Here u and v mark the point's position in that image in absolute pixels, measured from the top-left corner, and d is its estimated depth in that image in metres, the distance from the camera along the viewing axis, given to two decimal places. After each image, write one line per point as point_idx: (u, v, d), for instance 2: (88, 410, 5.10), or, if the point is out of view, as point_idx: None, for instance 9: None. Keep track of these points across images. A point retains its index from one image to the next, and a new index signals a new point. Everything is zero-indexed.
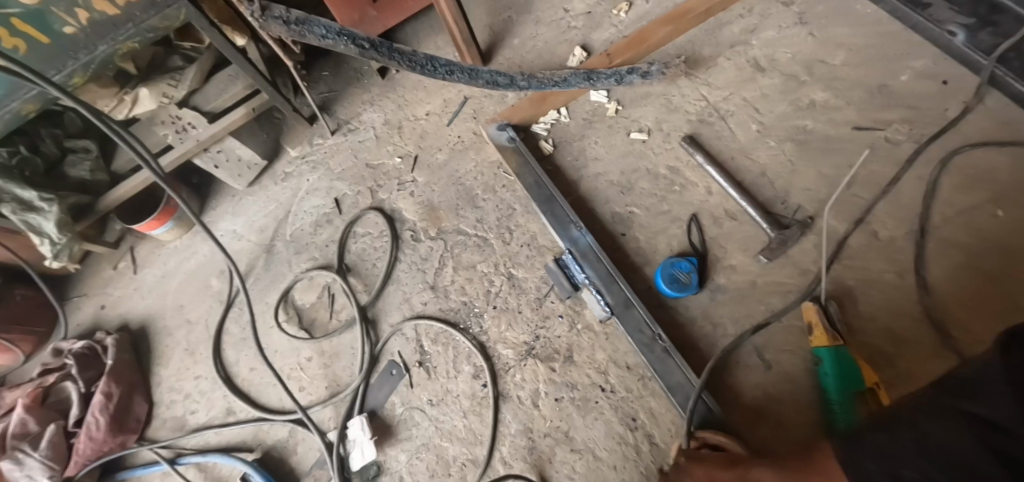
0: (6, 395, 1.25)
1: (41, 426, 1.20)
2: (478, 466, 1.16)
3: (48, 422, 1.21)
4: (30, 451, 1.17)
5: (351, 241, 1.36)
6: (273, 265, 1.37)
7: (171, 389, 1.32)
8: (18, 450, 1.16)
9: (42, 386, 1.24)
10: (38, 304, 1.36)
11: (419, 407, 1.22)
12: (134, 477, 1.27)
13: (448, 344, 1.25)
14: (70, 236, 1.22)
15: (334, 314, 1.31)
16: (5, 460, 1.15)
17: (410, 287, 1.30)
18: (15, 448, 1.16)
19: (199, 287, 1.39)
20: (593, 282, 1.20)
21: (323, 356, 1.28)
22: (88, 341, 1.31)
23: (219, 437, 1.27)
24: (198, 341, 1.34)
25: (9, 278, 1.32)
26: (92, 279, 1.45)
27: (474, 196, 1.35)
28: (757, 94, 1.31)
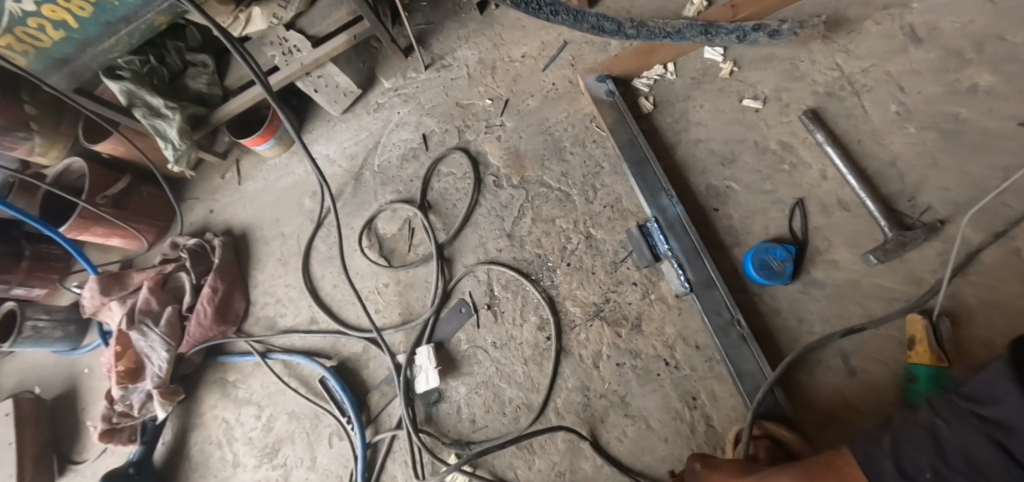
0: (133, 275, 1.44)
1: (161, 306, 1.39)
2: (532, 411, 1.21)
3: (166, 304, 1.40)
4: (153, 326, 1.36)
5: (435, 179, 1.38)
6: (360, 191, 1.43)
7: (265, 292, 1.45)
8: (143, 324, 1.36)
9: (161, 272, 1.44)
10: (160, 202, 1.53)
11: (483, 347, 1.27)
12: (232, 362, 1.45)
13: (518, 293, 1.28)
14: (189, 144, 1.34)
15: (412, 247, 1.36)
16: (134, 331, 1.35)
17: (488, 232, 1.32)
18: (141, 322, 1.36)
19: (295, 203, 1.48)
20: (676, 255, 1.15)
21: (398, 285, 1.35)
22: (199, 239, 1.48)
23: (303, 341, 1.40)
24: (290, 253, 1.45)
25: (137, 175, 1.49)
26: (203, 183, 1.59)
27: (562, 148, 1.31)
28: (905, 70, 1.14)
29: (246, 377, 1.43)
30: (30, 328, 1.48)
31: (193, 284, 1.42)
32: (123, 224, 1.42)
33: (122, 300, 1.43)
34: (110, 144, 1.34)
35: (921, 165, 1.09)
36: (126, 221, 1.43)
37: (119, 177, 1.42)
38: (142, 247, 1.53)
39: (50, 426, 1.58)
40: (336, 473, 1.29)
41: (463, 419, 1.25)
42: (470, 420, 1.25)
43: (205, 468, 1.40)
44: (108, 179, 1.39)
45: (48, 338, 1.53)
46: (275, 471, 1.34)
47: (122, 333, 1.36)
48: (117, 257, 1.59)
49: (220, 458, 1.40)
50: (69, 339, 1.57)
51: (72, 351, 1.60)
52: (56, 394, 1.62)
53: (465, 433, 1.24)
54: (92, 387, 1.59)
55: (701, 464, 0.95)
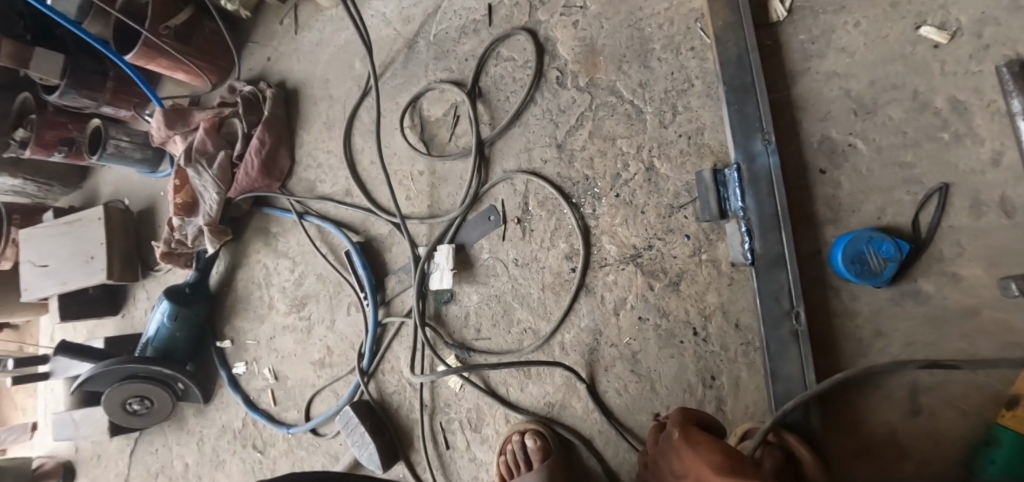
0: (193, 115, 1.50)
1: (215, 151, 1.45)
2: (537, 338, 1.15)
3: (220, 149, 1.45)
4: (206, 168, 1.43)
5: (492, 61, 1.23)
6: (411, 62, 1.34)
7: (308, 154, 1.45)
8: (198, 164, 1.43)
9: (218, 116, 1.47)
10: (220, 43, 1.51)
11: (504, 261, 1.19)
12: (275, 217, 1.53)
13: (553, 214, 1.14)
14: None
15: (454, 137, 1.28)
16: (190, 169, 1.43)
17: (536, 138, 1.17)
18: (197, 162, 1.44)
19: (345, 66, 1.42)
20: (749, 219, 0.91)
21: (432, 176, 1.30)
22: (254, 88, 1.48)
23: (337, 211, 1.42)
24: (336, 119, 1.42)
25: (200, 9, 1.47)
26: (265, 27, 1.53)
27: (648, 52, 1.06)
28: None
29: (285, 231, 1.54)
30: (111, 147, 1.63)
31: (244, 133, 1.45)
32: (185, 60, 1.44)
33: (184, 137, 1.50)
34: None
35: None
36: (185, 57, 1.44)
37: (180, 9, 1.41)
38: (206, 86, 1.57)
39: (135, 232, 1.82)
40: (351, 339, 1.42)
41: (469, 325, 1.23)
42: (475, 328, 1.23)
43: (248, 303, 1.59)
44: (171, 10, 1.39)
45: (129, 157, 1.69)
46: (300, 321, 1.49)
47: (180, 168, 1.47)
48: (188, 92, 1.65)
49: (260, 298, 1.57)
50: (148, 161, 1.73)
51: (152, 173, 1.78)
52: (143, 207, 1.85)
53: (469, 338, 1.23)
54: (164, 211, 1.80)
55: (679, 435, 0.79)
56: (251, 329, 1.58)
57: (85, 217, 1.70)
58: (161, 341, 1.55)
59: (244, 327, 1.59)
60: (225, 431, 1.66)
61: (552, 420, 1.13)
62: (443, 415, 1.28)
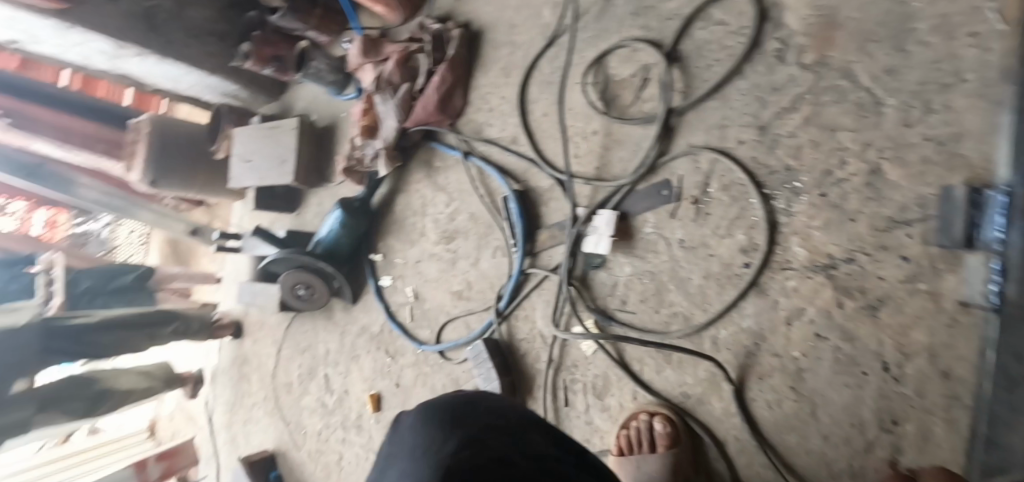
0: (387, 48, 1.70)
1: (400, 82, 1.63)
2: (688, 327, 1.08)
3: (405, 81, 1.63)
4: (391, 97, 1.62)
5: (700, 24, 1.15)
6: (606, 16, 1.33)
7: (481, 97, 1.59)
8: (385, 93, 1.63)
9: (407, 51, 1.65)
10: None
11: (668, 240, 1.13)
12: (440, 152, 1.67)
13: (737, 201, 1.04)
14: None
15: (638, 101, 1.23)
16: (378, 96, 1.64)
17: (736, 115, 1.07)
18: (384, 91, 1.63)
19: (533, 13, 1.51)
20: (1007, 255, 0.74)
21: (607, 137, 1.27)
22: (441, 28, 1.64)
23: (501, 157, 1.51)
24: (515, 64, 1.52)
25: None
26: None
27: (907, 32, 0.89)
28: None
29: (447, 167, 1.65)
30: (312, 68, 1.88)
31: (427, 69, 1.61)
32: None
33: (376, 65, 1.73)
34: None
35: None
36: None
37: None
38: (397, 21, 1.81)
39: (319, 145, 2.04)
40: (491, 280, 1.48)
41: (615, 295, 1.20)
42: (621, 299, 1.19)
43: (402, 226, 1.74)
44: None
45: (324, 79, 1.92)
46: (448, 253, 1.60)
47: (370, 94, 1.69)
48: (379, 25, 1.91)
49: (413, 223, 1.71)
50: (337, 84, 1.94)
51: (338, 95, 1.98)
52: (325, 124, 2.07)
53: (612, 307, 1.20)
54: (345, 130, 2.00)
55: None
56: (402, 250, 1.73)
57: (281, 126, 1.97)
58: (330, 243, 1.75)
59: (396, 246, 1.75)
60: (364, 333, 1.84)
61: (685, 411, 1.08)
62: (567, 374, 1.28)
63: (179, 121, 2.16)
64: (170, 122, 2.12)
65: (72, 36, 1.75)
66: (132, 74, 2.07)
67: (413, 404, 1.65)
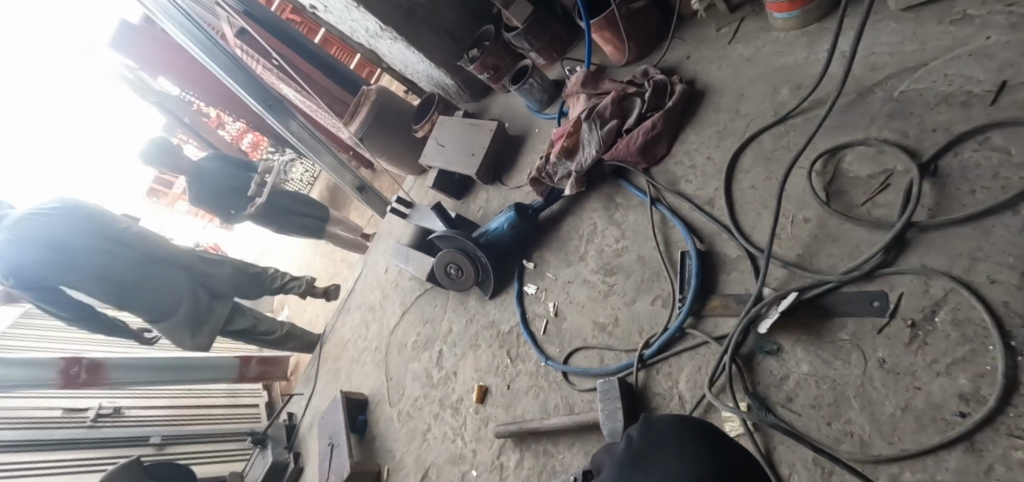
0: (606, 84, 1.80)
1: (610, 118, 1.71)
2: (862, 453, 0.99)
3: (614, 118, 1.71)
4: (598, 128, 1.71)
5: (971, 147, 1.09)
6: (855, 110, 1.30)
7: (686, 151, 1.61)
8: (593, 122, 1.72)
9: (626, 91, 1.73)
10: (656, 33, 1.89)
11: (863, 355, 1.06)
12: (627, 189, 1.70)
13: (969, 341, 0.95)
14: None
15: (869, 203, 1.18)
16: (585, 123, 1.73)
17: (991, 250, 0.99)
18: (593, 120, 1.72)
19: (768, 86, 1.51)
20: None
21: (820, 229, 1.23)
22: (667, 79, 1.70)
23: (690, 212, 1.51)
24: (734, 129, 1.53)
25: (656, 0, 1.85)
26: (706, 29, 1.78)
27: None
28: None
29: (629, 205, 1.68)
30: (525, 84, 2.05)
31: (640, 113, 1.68)
32: (624, 35, 1.85)
33: (591, 96, 1.83)
34: None
35: None
36: (626, 34, 1.85)
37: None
38: (621, 61, 1.97)
39: (507, 147, 2.20)
40: (641, 325, 1.47)
41: (781, 389, 1.14)
42: (786, 396, 1.13)
43: (564, 244, 1.80)
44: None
45: (532, 95, 2.09)
46: (603, 284, 1.62)
47: (579, 119, 1.77)
48: (599, 62, 2.07)
49: (576, 246, 1.76)
50: (541, 102, 2.11)
51: (537, 112, 2.15)
52: (518, 132, 2.23)
53: (774, 400, 1.14)
54: (535, 143, 2.13)
55: None
56: (556, 265, 1.79)
57: (482, 125, 2.17)
58: (495, 236, 1.87)
59: (551, 260, 1.81)
60: (493, 328, 1.91)
61: None
62: None
63: (396, 97, 2.49)
64: (390, 97, 2.46)
65: (353, 12, 2.16)
66: (380, 54, 2.44)
67: (518, 411, 1.67)
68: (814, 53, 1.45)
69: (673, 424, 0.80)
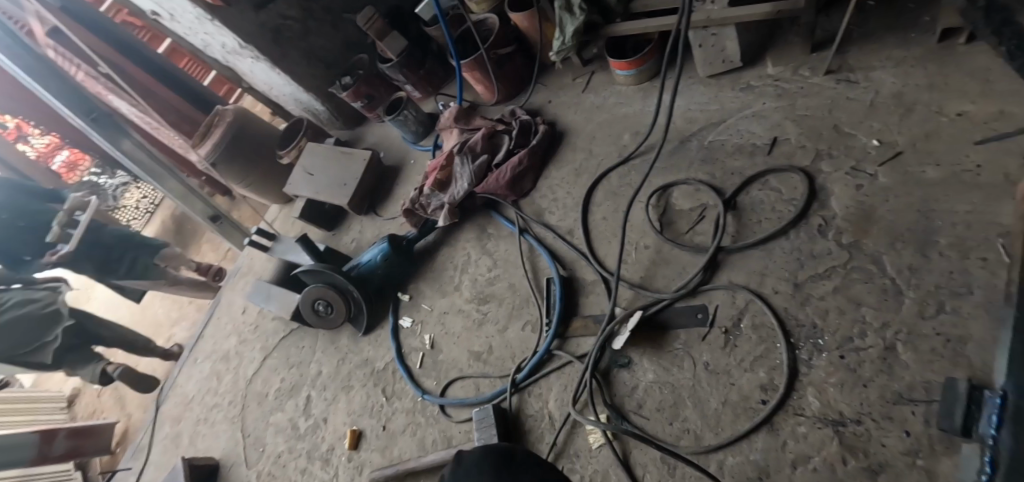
0: (477, 121, 1.94)
1: (481, 153, 1.84)
2: (696, 445, 1.17)
3: (485, 153, 1.84)
4: (470, 162, 1.82)
5: (758, 186, 1.39)
6: (679, 154, 1.57)
7: (550, 187, 1.77)
8: (465, 157, 1.84)
9: (496, 129, 1.89)
10: (521, 77, 2.07)
11: (693, 359, 1.26)
12: (497, 220, 1.82)
13: (764, 341, 1.19)
14: (573, 44, 1.76)
15: (692, 231, 1.43)
16: (457, 157, 1.84)
17: (775, 267, 1.26)
18: (465, 155, 1.84)
19: (615, 131, 1.75)
20: (999, 451, 0.81)
21: (656, 253, 1.45)
22: (532, 119, 1.88)
23: (552, 242, 1.66)
24: (588, 168, 1.73)
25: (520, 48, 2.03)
26: (561, 78, 2.00)
27: (929, 243, 1.11)
28: None
29: (499, 236, 1.79)
30: (401, 115, 2.10)
31: (509, 149, 1.83)
32: (492, 77, 2.01)
33: (464, 131, 1.95)
34: (521, 16, 1.89)
35: None
36: (495, 78, 2.02)
37: (506, 46, 1.99)
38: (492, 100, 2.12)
39: (379, 178, 2.20)
40: (513, 351, 1.56)
41: (632, 397, 1.29)
42: (637, 403, 1.28)
43: (438, 276, 1.85)
44: (500, 43, 1.97)
45: (407, 126, 2.14)
46: (476, 314, 1.69)
47: (451, 153, 1.87)
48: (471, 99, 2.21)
49: (450, 277, 1.82)
50: (415, 133, 2.17)
51: (413, 143, 2.21)
52: (392, 163, 2.25)
53: (627, 408, 1.29)
54: (409, 175, 2.17)
55: None
56: (431, 297, 1.83)
57: (353, 155, 2.15)
58: (367, 269, 1.85)
59: (427, 294, 1.85)
60: (367, 367, 1.86)
61: None
62: (567, 462, 1.31)
63: (255, 120, 2.33)
64: (248, 119, 2.29)
65: (206, 25, 2.00)
66: (238, 72, 2.31)
67: (395, 452, 1.63)
68: (647, 107, 1.73)
69: (479, 458, 0.62)
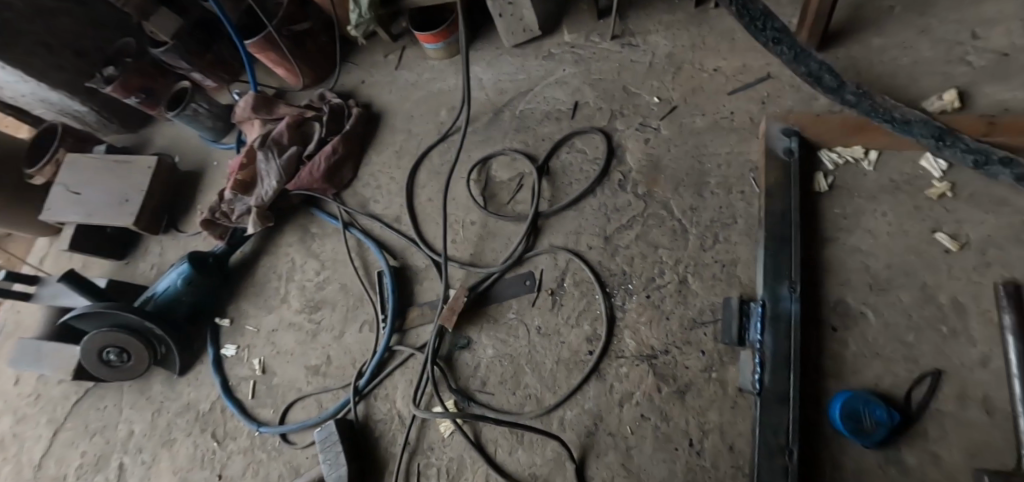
0: (281, 108, 1.73)
1: (289, 144, 1.65)
2: (539, 408, 1.20)
3: (294, 144, 1.66)
4: (276, 156, 1.62)
5: (565, 149, 1.44)
6: (493, 126, 1.56)
7: (371, 174, 1.67)
8: (270, 150, 1.63)
9: (303, 116, 1.70)
10: (327, 55, 1.86)
11: (526, 325, 1.29)
12: (319, 218, 1.67)
13: (585, 296, 1.26)
14: (372, 18, 1.64)
15: (512, 201, 1.45)
16: (261, 152, 1.63)
17: (588, 225, 1.32)
18: (270, 148, 1.63)
19: (431, 109, 1.68)
20: (764, 353, 1.01)
21: (483, 228, 1.44)
22: (343, 102, 1.73)
23: (381, 232, 1.58)
24: (408, 150, 1.66)
25: (318, 24, 1.81)
26: (368, 56, 1.86)
27: (704, 182, 1.25)
28: None
29: (324, 235, 1.65)
30: (188, 109, 1.82)
31: (321, 137, 1.67)
32: (292, 59, 1.76)
33: (267, 122, 1.74)
34: None
35: None
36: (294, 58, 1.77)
37: (303, 21, 1.76)
38: (298, 85, 1.89)
39: (173, 190, 1.90)
40: (353, 356, 1.46)
41: (476, 376, 1.28)
42: (481, 381, 1.28)
43: (261, 289, 1.65)
44: (296, 18, 1.73)
45: (200, 123, 1.88)
46: (308, 324, 1.54)
47: (252, 148, 1.66)
48: (276, 86, 1.97)
49: (275, 288, 1.64)
50: (215, 131, 1.91)
51: (213, 142, 1.95)
52: (190, 170, 1.96)
53: (473, 389, 1.28)
54: (214, 180, 1.91)
55: None
56: (255, 315, 1.62)
57: (134, 163, 1.81)
58: (166, 299, 1.56)
59: (248, 312, 1.64)
60: (187, 411, 1.58)
61: None
62: (422, 458, 1.26)
63: None
64: None
65: None
66: None
67: None
68: (458, 82, 1.69)
69: None
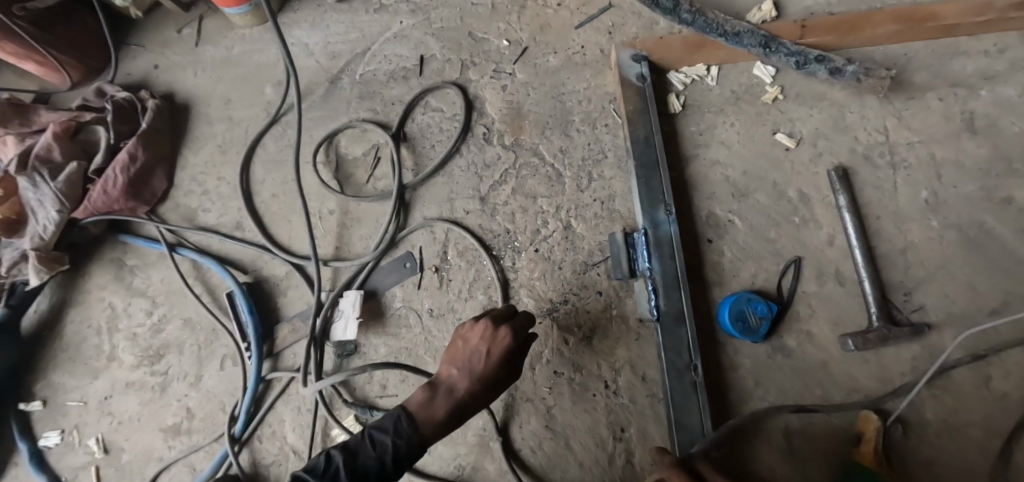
0: (41, 114, 1.34)
1: (64, 159, 1.29)
2: None
3: (71, 158, 1.30)
4: (48, 179, 1.26)
5: (420, 110, 1.31)
6: (333, 97, 1.36)
7: (192, 179, 1.38)
8: (37, 172, 1.26)
9: (77, 121, 1.33)
10: (94, 37, 1.46)
11: (417, 311, 1.17)
12: (134, 244, 1.35)
13: (472, 265, 1.17)
14: None
15: (372, 179, 1.29)
16: (23, 177, 1.25)
17: (460, 188, 1.23)
18: (36, 170, 1.26)
19: (252, 89, 1.42)
20: (655, 278, 1.04)
21: (345, 216, 1.28)
22: (131, 95, 1.39)
23: (220, 246, 1.33)
24: (233, 142, 1.39)
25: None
26: (154, 34, 1.51)
27: (569, 122, 1.22)
28: (932, 157, 1.08)
29: (146, 264, 1.35)
30: None
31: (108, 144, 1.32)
32: (40, 48, 1.33)
33: (25, 136, 1.34)
34: None
35: (930, 263, 1.03)
36: (43, 47, 1.33)
37: None
38: (63, 84, 1.47)
39: None
40: (220, 398, 1.23)
41: (374, 382, 1.16)
42: (380, 385, 1.15)
43: (76, 351, 1.31)
44: None
45: None
46: (152, 377, 1.27)
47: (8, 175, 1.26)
48: (32, 87, 1.53)
49: (95, 345, 1.31)
50: None
51: None
52: None
53: (372, 396, 1.15)
54: None
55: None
56: (76, 386, 1.29)
57: None
58: None
59: (65, 383, 1.30)
60: None
61: None
62: None
63: None
64: None
65: None
66: None
67: None
68: (278, 51, 1.43)
69: None
